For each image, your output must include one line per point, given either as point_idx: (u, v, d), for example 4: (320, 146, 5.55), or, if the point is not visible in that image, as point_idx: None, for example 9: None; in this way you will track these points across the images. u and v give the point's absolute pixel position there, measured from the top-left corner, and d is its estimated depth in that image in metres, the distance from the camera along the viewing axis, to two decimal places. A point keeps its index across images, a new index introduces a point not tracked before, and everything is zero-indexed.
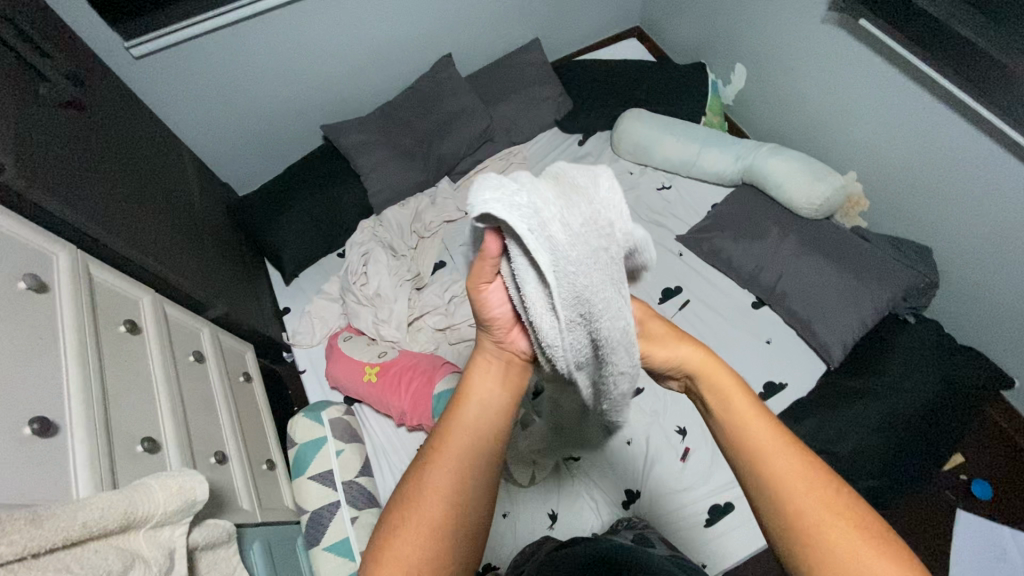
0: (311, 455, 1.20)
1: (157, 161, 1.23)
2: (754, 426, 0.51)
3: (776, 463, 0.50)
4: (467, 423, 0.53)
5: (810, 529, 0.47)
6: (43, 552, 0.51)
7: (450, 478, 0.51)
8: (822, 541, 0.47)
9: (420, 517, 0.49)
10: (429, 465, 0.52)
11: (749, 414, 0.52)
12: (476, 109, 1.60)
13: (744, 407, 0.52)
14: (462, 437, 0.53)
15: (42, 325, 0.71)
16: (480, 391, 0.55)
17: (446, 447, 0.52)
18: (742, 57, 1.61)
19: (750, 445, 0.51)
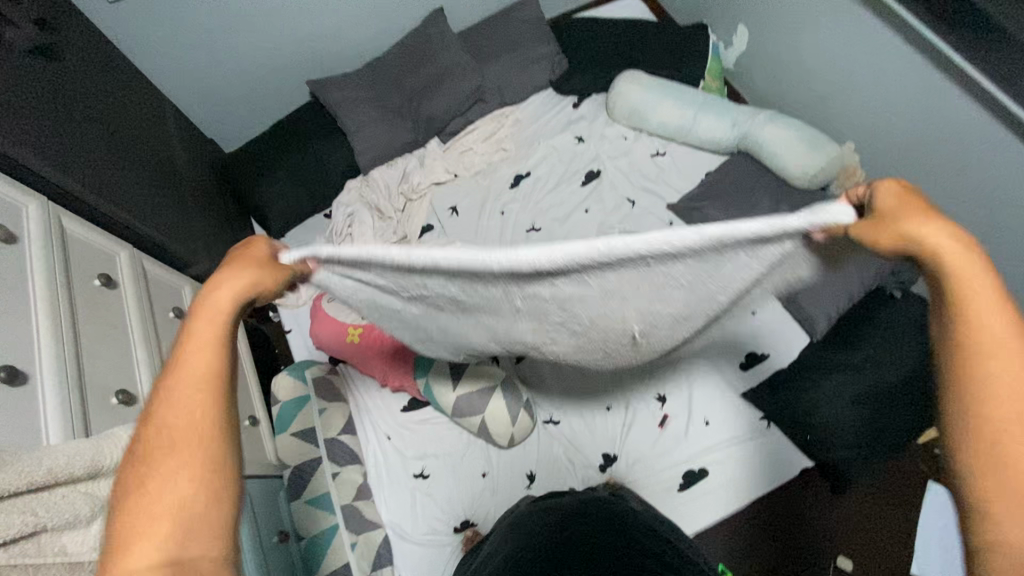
0: (293, 413, 1.23)
1: (135, 113, 1.20)
2: (994, 330, 0.44)
3: (997, 378, 0.44)
4: (200, 387, 0.47)
5: (1004, 446, 0.43)
6: (7, 496, 0.52)
7: (194, 446, 0.46)
8: (1011, 462, 0.43)
9: (164, 504, 0.44)
10: (162, 445, 0.46)
11: (997, 328, 0.44)
12: (467, 67, 1.55)
13: (987, 313, 0.44)
14: (194, 399, 0.47)
15: (11, 276, 0.71)
16: (203, 352, 0.48)
17: (172, 416, 0.46)
18: (745, 18, 1.55)
19: (978, 353, 0.44)
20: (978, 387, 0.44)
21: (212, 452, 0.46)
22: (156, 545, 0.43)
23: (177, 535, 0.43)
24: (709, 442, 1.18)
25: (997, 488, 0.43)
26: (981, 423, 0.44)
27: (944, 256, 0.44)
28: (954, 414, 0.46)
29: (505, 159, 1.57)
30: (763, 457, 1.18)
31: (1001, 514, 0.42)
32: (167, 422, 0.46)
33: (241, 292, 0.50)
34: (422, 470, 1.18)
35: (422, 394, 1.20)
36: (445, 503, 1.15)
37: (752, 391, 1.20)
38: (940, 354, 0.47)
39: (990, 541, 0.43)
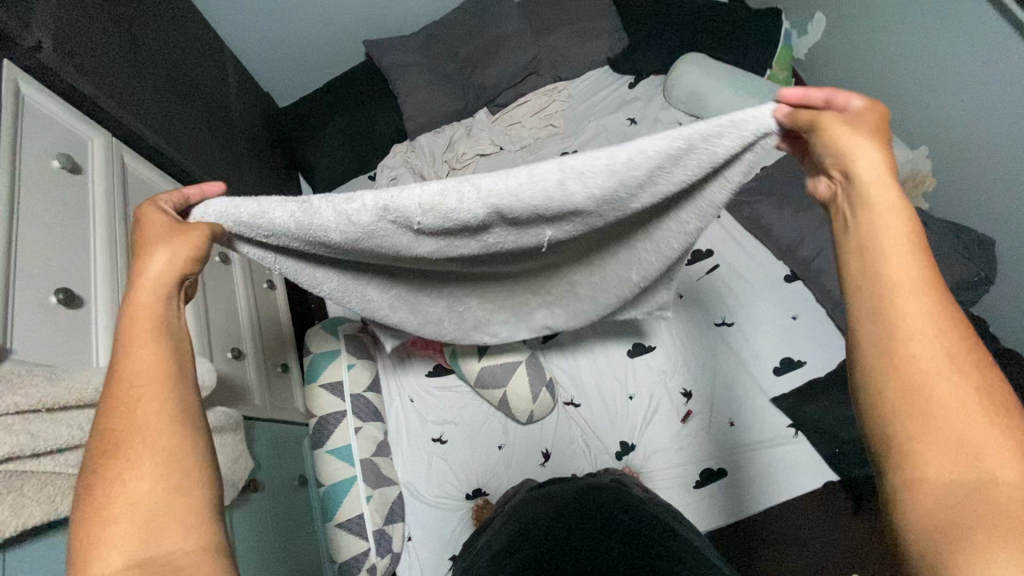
0: (324, 365, 1.24)
1: (196, 61, 1.22)
2: (898, 266, 0.40)
3: (914, 313, 0.39)
4: (149, 333, 0.45)
5: (920, 379, 0.38)
6: (58, 408, 0.55)
7: (159, 393, 0.43)
8: (929, 389, 0.37)
9: (143, 452, 0.40)
10: (126, 397, 0.42)
11: (903, 262, 0.40)
12: (524, 37, 1.52)
13: (894, 239, 0.41)
14: (148, 345, 0.44)
15: (74, 204, 0.75)
16: (148, 297, 0.46)
17: (128, 366, 0.43)
18: (824, 5, 1.46)
19: (887, 278, 0.40)
20: (890, 321, 0.40)
21: (177, 396, 0.43)
22: (143, 500, 0.39)
23: (162, 483, 0.40)
24: (730, 443, 1.15)
25: (918, 422, 0.37)
26: (895, 356, 0.39)
27: (872, 182, 0.43)
28: (864, 352, 0.41)
29: (553, 136, 1.54)
30: (790, 469, 1.12)
31: (922, 449, 0.37)
32: (123, 377, 0.43)
33: (175, 246, 0.47)
34: (439, 435, 1.21)
35: (447, 362, 1.22)
36: (459, 470, 1.18)
37: (783, 396, 1.17)
38: (856, 288, 0.42)
39: (910, 481, 0.37)
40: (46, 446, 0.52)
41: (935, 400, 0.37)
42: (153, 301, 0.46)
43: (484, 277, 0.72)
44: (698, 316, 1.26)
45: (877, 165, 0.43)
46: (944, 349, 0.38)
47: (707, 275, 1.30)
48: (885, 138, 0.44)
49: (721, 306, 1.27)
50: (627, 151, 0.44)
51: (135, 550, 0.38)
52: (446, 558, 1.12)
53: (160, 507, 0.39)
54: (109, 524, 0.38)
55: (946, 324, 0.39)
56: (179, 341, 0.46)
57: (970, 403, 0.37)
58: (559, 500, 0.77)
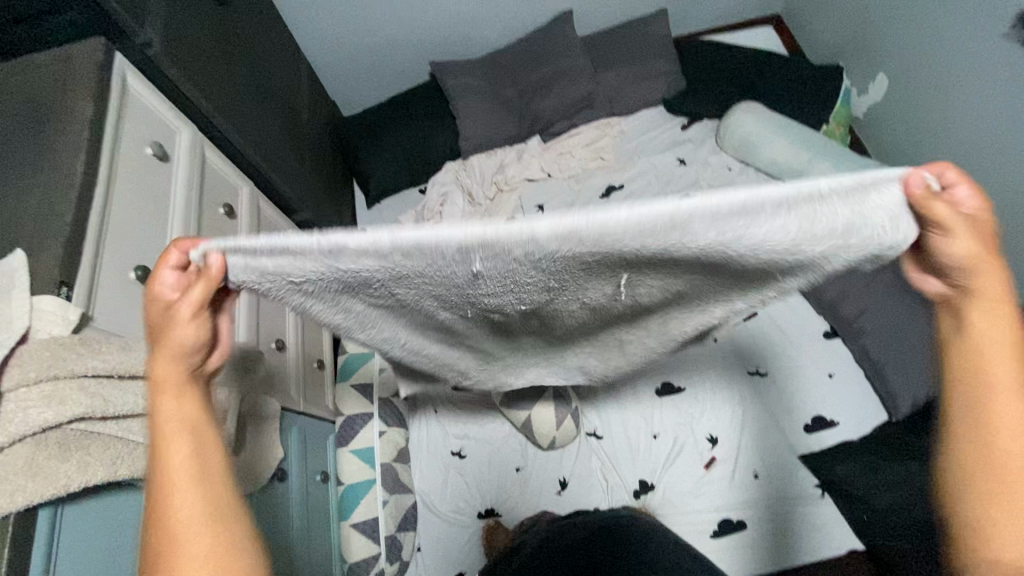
0: (356, 367, 1.30)
1: (277, 67, 1.30)
2: (1002, 363, 0.41)
3: (1005, 402, 0.40)
4: (171, 436, 0.41)
5: (997, 467, 0.39)
6: (130, 377, 0.59)
7: (198, 494, 0.40)
8: (1008, 481, 0.39)
9: (187, 567, 0.37)
10: (161, 507, 0.39)
11: (1001, 360, 0.41)
12: (583, 70, 1.58)
13: (994, 326, 0.42)
14: (177, 450, 0.41)
15: (158, 189, 0.81)
16: (167, 399, 0.42)
17: (160, 475, 0.40)
18: (887, 66, 1.47)
19: (991, 366, 0.41)
20: (984, 406, 0.41)
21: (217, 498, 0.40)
22: None
23: None
24: (755, 496, 1.11)
25: (993, 507, 0.39)
26: (984, 446, 0.40)
27: (977, 287, 0.42)
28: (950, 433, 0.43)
29: (601, 168, 1.57)
30: (814, 530, 1.08)
31: (995, 535, 0.38)
32: (162, 486, 0.40)
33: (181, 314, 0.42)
34: (460, 449, 1.22)
35: None
36: (475, 487, 1.18)
37: (813, 454, 1.13)
38: (950, 377, 0.44)
39: (977, 561, 0.39)
40: (116, 411, 0.56)
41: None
42: (173, 401, 0.43)
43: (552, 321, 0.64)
44: (731, 363, 1.25)
45: (975, 257, 0.41)
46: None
47: (744, 321, 1.30)
48: (994, 238, 0.41)
49: (756, 355, 1.25)
50: (802, 211, 0.38)
51: None
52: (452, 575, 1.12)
53: None
54: None
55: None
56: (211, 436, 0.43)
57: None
58: (580, 530, 0.78)
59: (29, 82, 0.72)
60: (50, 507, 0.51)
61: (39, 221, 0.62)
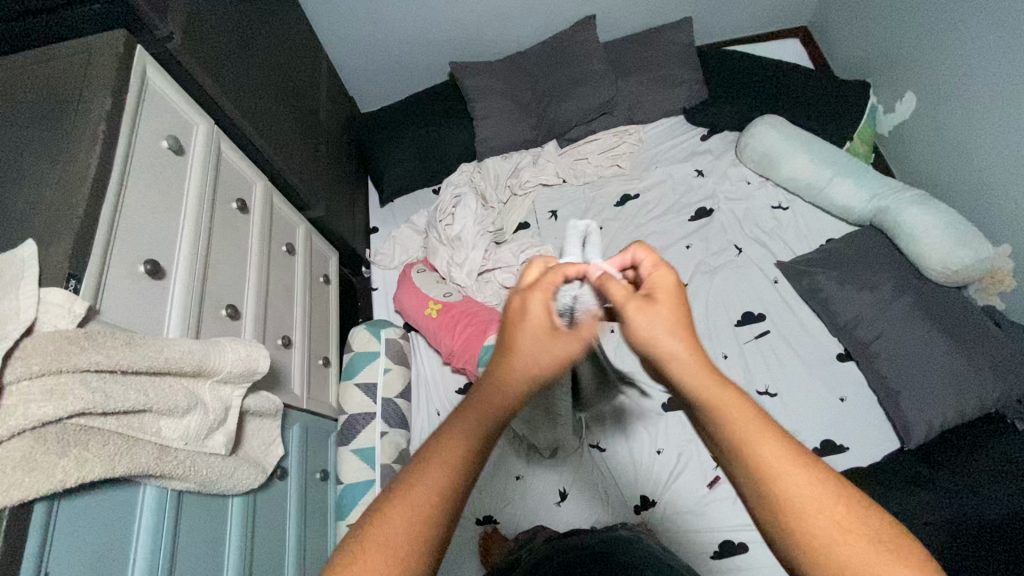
0: (361, 365, 1.29)
1: (297, 62, 1.31)
2: (752, 432, 0.41)
3: (774, 462, 0.40)
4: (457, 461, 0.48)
5: (799, 528, 0.39)
6: (129, 372, 0.59)
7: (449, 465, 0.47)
8: (834, 548, 0.37)
9: (410, 516, 0.45)
10: (437, 452, 0.48)
11: (745, 424, 0.42)
12: (603, 76, 1.56)
13: (714, 393, 0.43)
14: (447, 463, 0.47)
15: (171, 182, 0.81)
16: (476, 415, 0.50)
17: (426, 473, 0.47)
18: (917, 84, 1.43)
19: (730, 434, 0.42)
20: (763, 473, 0.40)
21: (418, 539, 0.45)
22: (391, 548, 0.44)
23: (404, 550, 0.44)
24: None
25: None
26: (798, 527, 0.38)
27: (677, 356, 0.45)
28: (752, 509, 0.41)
29: (617, 176, 1.55)
30: None
31: None
32: (448, 437, 0.49)
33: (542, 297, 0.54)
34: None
35: None
36: (474, 493, 1.17)
37: None
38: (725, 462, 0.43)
39: None
40: (113, 406, 0.56)
41: (831, 542, 0.38)
42: (476, 421, 0.50)
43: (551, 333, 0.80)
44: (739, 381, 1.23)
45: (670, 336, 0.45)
46: (806, 482, 0.40)
47: (756, 339, 1.27)
48: (680, 305, 0.47)
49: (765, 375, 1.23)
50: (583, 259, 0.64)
51: None
52: None
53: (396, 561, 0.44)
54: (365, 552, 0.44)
55: (828, 488, 0.39)
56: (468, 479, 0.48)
57: (845, 531, 0.38)
58: (571, 551, 0.77)
59: (47, 72, 0.72)
60: (45, 502, 0.51)
61: (53, 211, 0.62)
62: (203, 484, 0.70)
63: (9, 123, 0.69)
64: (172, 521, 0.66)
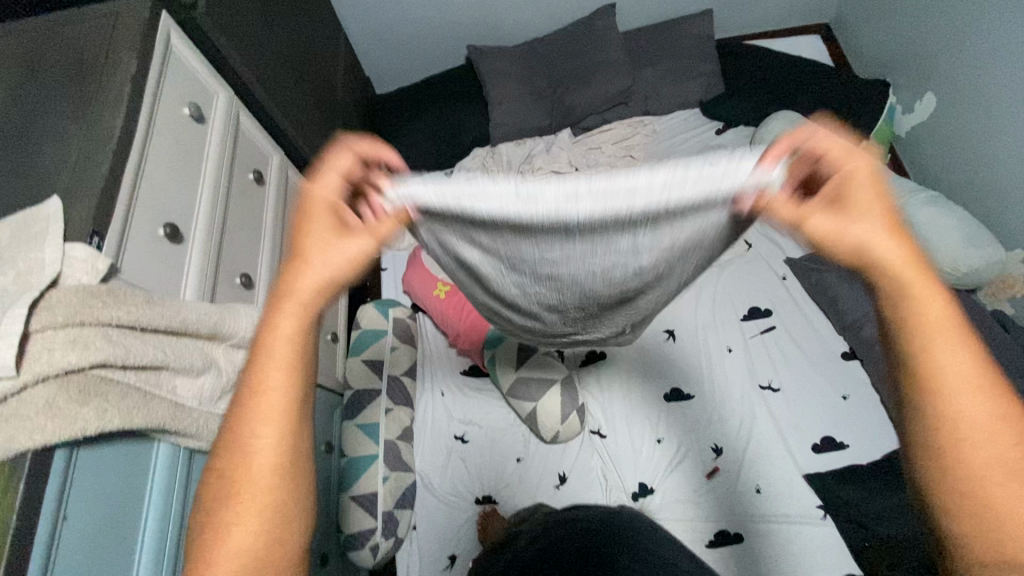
0: (369, 343, 1.32)
1: (317, 39, 1.31)
2: (950, 357, 0.39)
3: (959, 393, 0.38)
4: (274, 422, 0.43)
5: (981, 497, 0.37)
6: (149, 329, 0.61)
7: (279, 389, 0.44)
8: (980, 478, 0.38)
9: (254, 453, 0.43)
10: (255, 384, 0.44)
11: (952, 357, 0.39)
12: (620, 65, 1.55)
13: (952, 366, 0.39)
14: (273, 411, 0.43)
15: (191, 148, 0.82)
16: (276, 375, 0.44)
17: (248, 450, 0.43)
18: (937, 85, 1.42)
19: (951, 406, 0.39)
20: (935, 400, 0.39)
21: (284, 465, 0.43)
22: (251, 483, 0.42)
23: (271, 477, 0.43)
24: (756, 511, 1.08)
25: (977, 508, 0.38)
26: (959, 457, 0.38)
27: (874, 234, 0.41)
28: (928, 464, 0.40)
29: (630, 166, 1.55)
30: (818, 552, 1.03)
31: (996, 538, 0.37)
32: (264, 359, 0.44)
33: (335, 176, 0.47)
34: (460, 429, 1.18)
35: (484, 365, 1.25)
36: (475, 472, 1.19)
37: (821, 475, 1.09)
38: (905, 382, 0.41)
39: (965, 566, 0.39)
40: (132, 361, 0.57)
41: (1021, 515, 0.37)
42: (284, 361, 0.44)
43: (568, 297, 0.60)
44: (743, 375, 1.23)
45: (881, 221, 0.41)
46: (1020, 483, 0.37)
47: (760, 334, 1.29)
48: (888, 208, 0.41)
49: (768, 370, 1.24)
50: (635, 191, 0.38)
51: (248, 527, 0.42)
52: (444, 557, 1.12)
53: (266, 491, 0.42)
54: (231, 498, 0.42)
55: (1003, 430, 0.38)
56: (302, 427, 0.45)
57: None
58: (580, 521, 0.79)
59: (74, 31, 0.73)
60: (66, 448, 0.53)
61: (78, 169, 0.63)
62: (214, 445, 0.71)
63: (35, 82, 0.70)
64: (184, 479, 0.68)
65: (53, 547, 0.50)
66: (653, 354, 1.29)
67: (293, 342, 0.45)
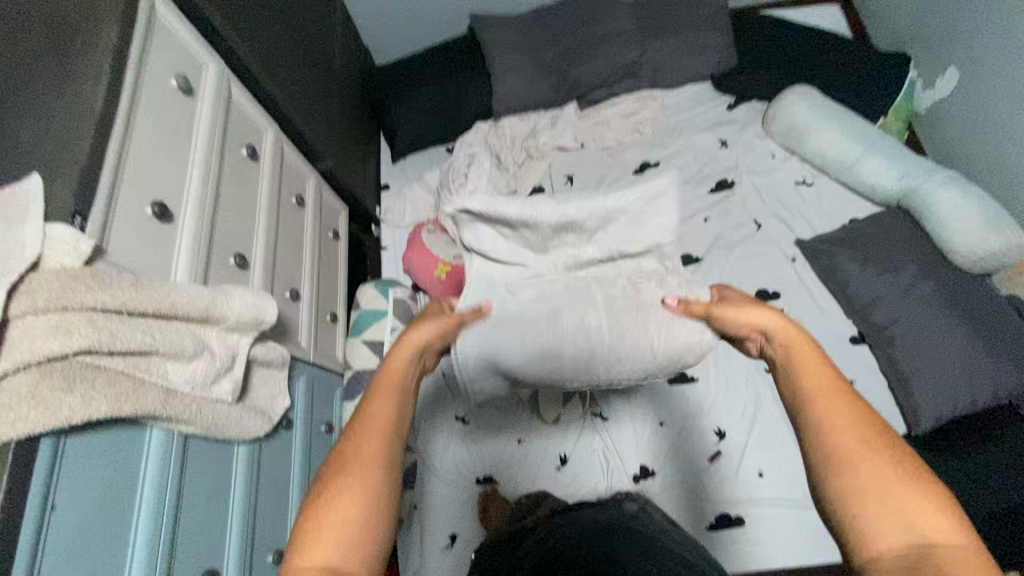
0: (369, 324, 1.29)
1: (312, 6, 1.26)
2: (820, 386, 0.49)
3: (833, 417, 0.47)
4: (366, 467, 0.46)
5: (873, 512, 0.42)
6: (137, 313, 0.59)
7: (379, 436, 0.48)
8: (867, 483, 0.43)
9: (348, 490, 0.45)
10: (359, 430, 0.49)
11: (822, 381, 0.50)
12: (630, 36, 1.49)
13: (828, 406, 0.48)
14: (370, 452, 0.47)
15: (180, 123, 0.78)
16: (377, 427, 0.49)
17: (338, 494, 0.45)
18: (960, 59, 1.36)
19: (828, 437, 0.46)
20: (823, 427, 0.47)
21: (376, 506, 0.45)
22: (340, 517, 0.44)
23: (361, 514, 0.44)
24: (757, 495, 1.08)
25: (865, 507, 0.43)
26: (842, 468, 0.45)
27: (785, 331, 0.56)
28: (830, 496, 0.45)
29: (637, 142, 1.50)
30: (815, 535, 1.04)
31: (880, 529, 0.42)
32: (365, 414, 0.50)
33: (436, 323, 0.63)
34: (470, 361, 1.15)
35: None
36: (476, 453, 1.18)
37: None
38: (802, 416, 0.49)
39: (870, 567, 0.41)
40: (120, 346, 0.55)
41: (918, 523, 0.41)
42: (386, 412, 0.50)
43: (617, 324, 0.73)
44: (748, 359, 1.21)
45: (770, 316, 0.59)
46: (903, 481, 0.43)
47: None
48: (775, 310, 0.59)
49: None
50: None
51: (331, 560, 0.42)
52: (444, 536, 1.12)
53: (353, 528, 0.43)
54: (317, 531, 0.43)
55: (886, 449, 0.45)
56: (390, 478, 0.47)
57: (925, 515, 0.41)
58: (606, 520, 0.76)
59: None
60: (52, 438, 0.51)
61: (56, 146, 0.60)
62: (209, 429, 0.70)
63: None
64: (179, 464, 0.67)
65: (41, 535, 0.49)
66: None
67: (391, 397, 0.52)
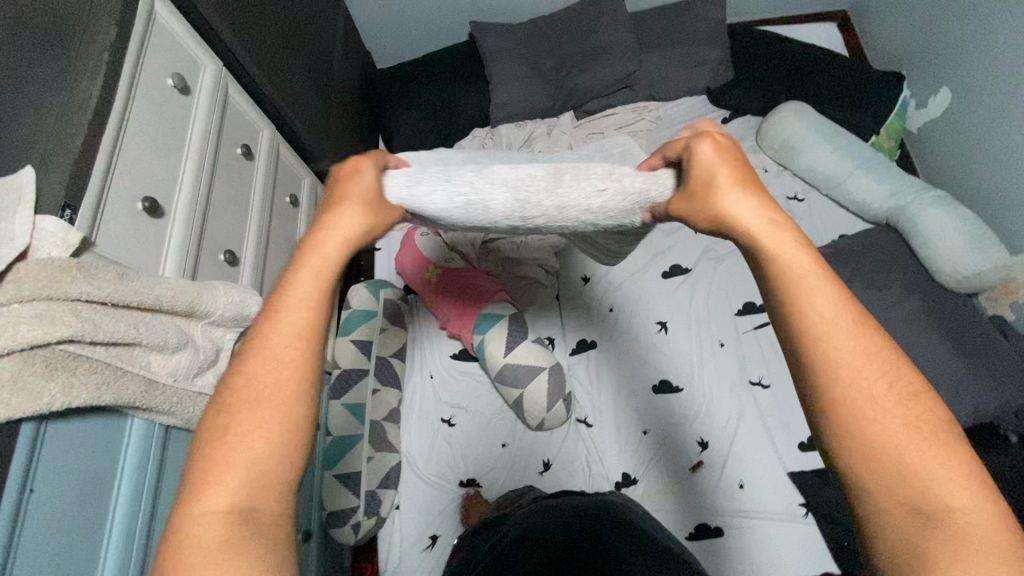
0: (357, 323, 1.32)
1: (313, 11, 1.28)
2: (824, 299, 0.39)
3: (836, 339, 0.38)
4: (276, 397, 0.39)
5: (881, 467, 0.36)
6: (121, 305, 0.60)
7: (291, 353, 0.41)
8: (873, 431, 0.36)
9: (254, 423, 0.38)
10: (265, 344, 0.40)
11: (823, 301, 0.39)
12: (627, 48, 1.51)
13: (838, 331, 0.38)
14: (281, 375, 0.40)
15: (175, 121, 0.80)
16: (289, 340, 0.41)
17: (243, 426, 0.38)
18: (953, 81, 1.37)
19: (843, 384, 0.37)
20: (822, 359, 0.38)
21: (291, 434, 0.39)
22: (248, 455, 0.38)
23: (274, 447, 0.38)
24: (737, 506, 1.08)
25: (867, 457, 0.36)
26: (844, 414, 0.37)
27: (775, 238, 0.41)
28: (836, 450, 0.38)
29: None
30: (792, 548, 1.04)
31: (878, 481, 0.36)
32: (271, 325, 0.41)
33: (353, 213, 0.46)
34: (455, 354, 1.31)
35: (473, 349, 1.23)
36: (460, 455, 1.19)
37: (804, 474, 1.09)
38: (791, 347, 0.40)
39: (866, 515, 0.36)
40: (103, 337, 0.57)
41: (933, 490, 0.35)
42: (298, 322, 0.41)
43: (547, 182, 0.51)
44: (733, 370, 1.22)
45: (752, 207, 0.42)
46: (911, 416, 0.36)
47: (754, 330, 1.27)
48: (754, 187, 0.44)
49: (759, 366, 1.23)
50: None
51: (239, 502, 0.37)
52: (425, 537, 1.12)
53: (263, 466, 0.38)
54: (221, 473, 0.37)
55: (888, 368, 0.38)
56: (308, 408, 0.40)
57: (937, 461, 0.35)
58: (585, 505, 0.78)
59: None
60: (34, 423, 0.52)
61: (51, 139, 0.62)
62: (190, 422, 0.71)
63: None
64: (159, 455, 0.68)
65: (20, 518, 0.50)
66: (643, 345, 1.28)
67: (309, 317, 0.42)
